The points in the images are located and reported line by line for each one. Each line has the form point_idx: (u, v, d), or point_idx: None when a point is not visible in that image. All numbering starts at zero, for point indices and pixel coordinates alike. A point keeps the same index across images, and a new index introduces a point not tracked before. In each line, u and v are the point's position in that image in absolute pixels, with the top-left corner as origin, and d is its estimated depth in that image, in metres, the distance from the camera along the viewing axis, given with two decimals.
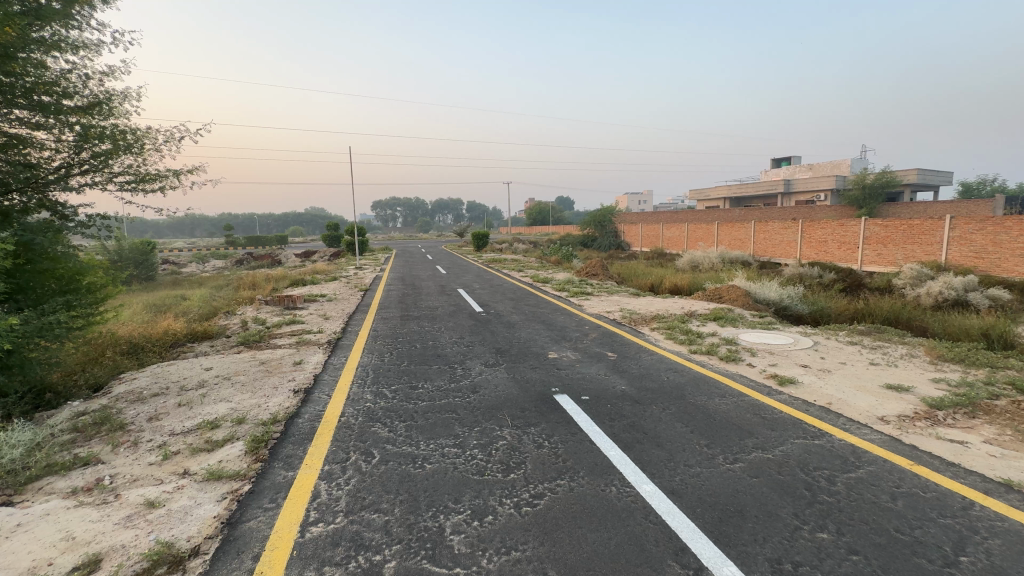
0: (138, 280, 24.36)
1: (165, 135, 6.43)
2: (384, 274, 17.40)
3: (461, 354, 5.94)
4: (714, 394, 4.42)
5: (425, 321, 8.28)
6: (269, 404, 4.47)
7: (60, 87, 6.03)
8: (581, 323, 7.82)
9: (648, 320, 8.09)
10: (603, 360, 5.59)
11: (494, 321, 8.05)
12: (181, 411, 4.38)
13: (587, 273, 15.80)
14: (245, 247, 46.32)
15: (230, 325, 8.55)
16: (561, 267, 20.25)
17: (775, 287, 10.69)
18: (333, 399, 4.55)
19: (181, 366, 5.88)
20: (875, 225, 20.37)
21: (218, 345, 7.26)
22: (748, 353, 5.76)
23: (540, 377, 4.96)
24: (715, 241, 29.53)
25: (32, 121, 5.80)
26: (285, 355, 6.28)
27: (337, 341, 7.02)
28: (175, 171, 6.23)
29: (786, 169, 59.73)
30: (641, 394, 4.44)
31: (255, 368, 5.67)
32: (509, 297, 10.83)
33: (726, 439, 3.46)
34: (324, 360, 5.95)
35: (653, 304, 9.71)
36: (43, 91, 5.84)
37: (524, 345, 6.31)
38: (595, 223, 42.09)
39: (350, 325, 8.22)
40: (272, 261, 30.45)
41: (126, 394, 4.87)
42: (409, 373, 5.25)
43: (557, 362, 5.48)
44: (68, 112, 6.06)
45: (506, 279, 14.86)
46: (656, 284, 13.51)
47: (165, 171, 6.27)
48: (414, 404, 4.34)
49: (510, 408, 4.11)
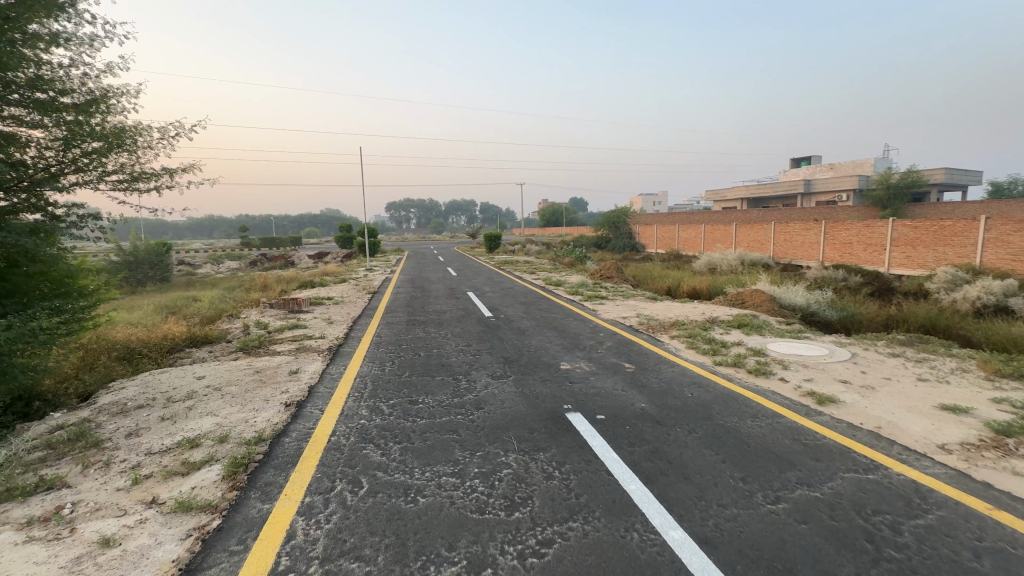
0: (152, 281, 24.44)
1: (160, 133, 6.16)
2: (394, 276, 17.10)
3: (467, 364, 5.55)
4: (745, 415, 3.95)
5: (431, 326, 7.91)
6: (256, 420, 4.12)
7: (53, 83, 5.81)
8: (596, 330, 7.38)
9: (667, 326, 7.60)
10: (621, 373, 5.14)
11: (503, 327, 7.65)
12: (162, 428, 4.06)
13: (601, 275, 15.30)
14: (260, 249, 46.64)
15: (231, 329, 8.29)
16: (574, 269, 19.79)
17: (801, 292, 10.09)
18: (325, 415, 4.18)
19: (173, 374, 5.59)
20: (903, 226, 19.46)
21: (216, 351, 6.98)
22: (779, 366, 5.26)
23: (551, 391, 4.54)
24: (734, 242, 28.72)
25: (22, 119, 5.57)
26: (282, 363, 5.95)
27: (338, 348, 6.68)
28: (169, 170, 5.97)
29: (807, 169, 58.29)
30: (664, 413, 3.99)
31: (249, 377, 5.35)
32: (521, 301, 10.41)
33: (765, 472, 2.99)
34: (322, 369, 5.61)
35: (672, 309, 9.20)
36: (34, 88, 5.61)
37: (536, 354, 5.89)
38: (610, 225, 41.47)
39: (353, 330, 7.89)
40: (285, 262, 30.44)
41: (110, 405, 4.58)
42: (409, 386, 4.87)
43: (570, 375, 5.05)
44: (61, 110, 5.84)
45: (518, 281, 14.44)
46: (673, 287, 12.97)
47: (159, 170, 6.01)
48: (412, 421, 3.96)
49: (517, 429, 3.70)
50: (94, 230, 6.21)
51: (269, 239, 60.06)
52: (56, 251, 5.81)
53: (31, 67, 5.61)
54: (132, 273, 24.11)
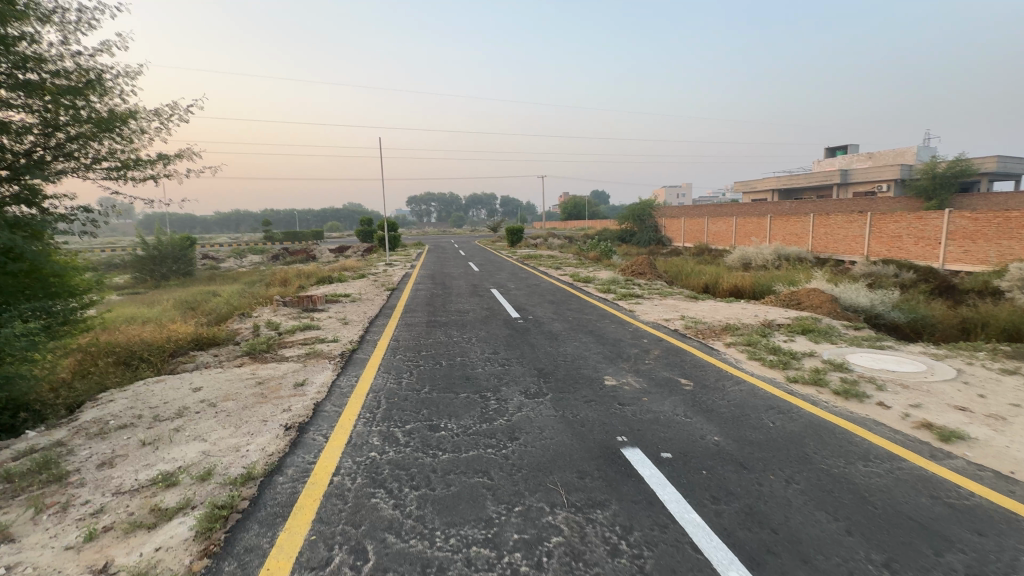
0: (175, 276, 24.35)
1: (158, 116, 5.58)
2: (415, 271, 16.48)
3: (495, 377, 4.81)
4: (853, 456, 3.10)
5: (453, 329, 7.19)
6: (248, 450, 3.45)
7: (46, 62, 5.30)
8: (638, 335, 6.55)
9: (720, 332, 6.70)
10: (679, 392, 4.32)
11: (533, 331, 6.88)
12: (141, 458, 3.44)
13: (632, 271, 14.35)
14: (282, 243, 46.79)
15: (241, 330, 7.75)
16: (601, 264, 18.89)
17: (862, 292, 9.04)
18: (329, 444, 3.50)
19: (169, 384, 5.01)
20: (962, 217, 17.85)
21: (221, 356, 6.41)
22: (872, 387, 4.34)
23: (598, 416, 3.77)
24: (769, 236, 27.31)
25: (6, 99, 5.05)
26: (287, 373, 5.31)
27: (351, 355, 6.03)
28: (164, 157, 5.41)
29: (843, 158, 55.57)
30: (746, 452, 3.17)
31: (249, 391, 4.72)
32: (549, 300, 9.60)
33: (915, 555, 2.17)
34: (331, 380, 4.95)
35: (719, 311, 8.26)
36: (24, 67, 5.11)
37: (574, 366, 5.11)
38: (634, 218, 40.23)
39: (369, 333, 7.23)
40: (306, 257, 30.21)
41: (89, 424, 4.00)
42: (430, 405, 4.15)
43: (618, 394, 4.26)
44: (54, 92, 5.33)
45: (544, 277, 13.64)
46: (713, 284, 11.97)
47: (153, 158, 5.45)
48: (433, 456, 3.24)
49: (563, 472, 2.94)
50: (82, 224, 5.65)
51: (293, 232, 60.72)
52: (45, 248, 5.25)
53: (21, 44, 5.10)
54: (157, 267, 24.28)
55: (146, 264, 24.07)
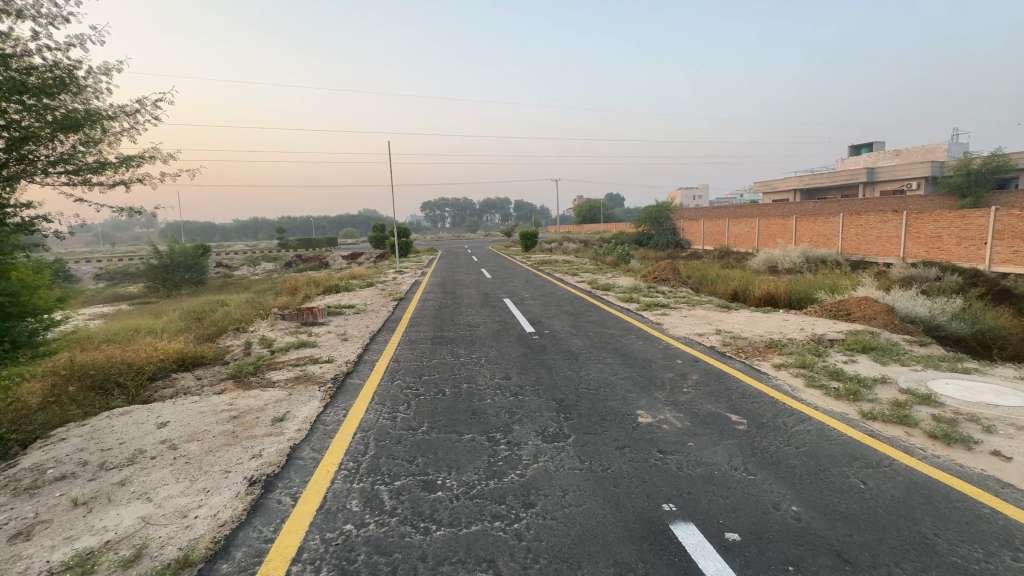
0: (187, 285, 24.19)
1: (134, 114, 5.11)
2: (425, 279, 15.88)
3: (506, 411, 4.06)
4: (994, 544, 2.26)
5: (461, 346, 6.46)
6: (195, 518, 2.76)
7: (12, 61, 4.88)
8: (671, 354, 5.73)
9: (765, 350, 5.84)
10: (731, 434, 3.50)
11: (550, 349, 6.12)
12: (65, 527, 2.76)
13: (654, 277, 13.45)
14: (296, 250, 46.90)
15: (233, 347, 7.16)
16: (620, 269, 18.03)
17: (919, 300, 8.04)
18: (297, 510, 2.78)
19: (133, 417, 4.37)
20: (1010, 215, 16.55)
21: (205, 379, 5.79)
22: (978, 428, 3.47)
23: (635, 471, 2.99)
24: (795, 237, 26.14)
25: None
26: (269, 403, 4.63)
27: (345, 379, 5.34)
28: (142, 157, 4.92)
29: (868, 156, 53.63)
30: (842, 534, 2.35)
31: (220, 428, 4.04)
32: (566, 311, 8.81)
33: None
34: (316, 414, 4.25)
35: (759, 324, 7.37)
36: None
37: (600, 397, 4.32)
38: (652, 220, 39.17)
39: (368, 351, 6.55)
40: (319, 264, 29.97)
41: (24, 476, 3.35)
42: (426, 452, 3.41)
43: (657, 438, 3.46)
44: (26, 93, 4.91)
45: (561, 285, 12.86)
46: (743, 292, 11.06)
47: (130, 159, 4.96)
48: (424, 532, 2.50)
49: (598, 567, 2.16)
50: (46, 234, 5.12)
51: (308, 239, 60.81)
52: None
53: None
54: (170, 276, 24.06)
55: (159, 273, 23.87)
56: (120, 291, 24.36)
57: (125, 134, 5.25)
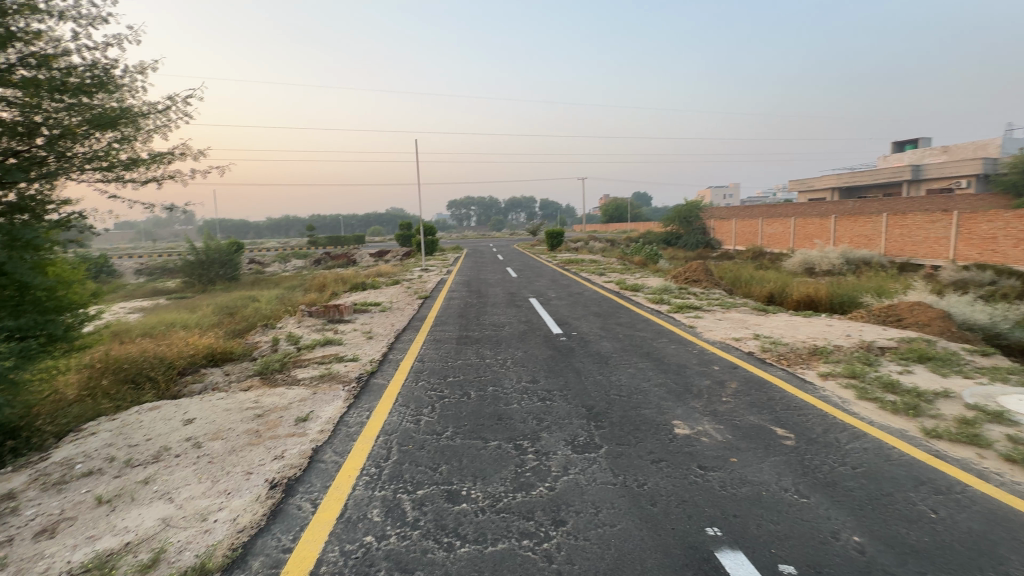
0: (221, 280, 24.91)
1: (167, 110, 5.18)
2: (451, 277, 15.86)
3: (534, 417, 3.89)
4: None
5: (487, 347, 6.32)
6: (214, 522, 2.69)
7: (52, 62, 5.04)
8: (706, 360, 5.44)
9: (809, 358, 5.48)
10: (777, 450, 3.23)
11: (578, 352, 5.91)
12: (87, 526, 2.73)
13: (685, 278, 13.01)
14: (325, 247, 47.86)
15: (261, 344, 7.22)
16: (648, 269, 17.61)
17: (977, 306, 7.46)
18: (316, 518, 2.68)
19: (161, 413, 4.39)
20: None
21: (233, 375, 5.82)
22: None
23: (673, 489, 2.77)
24: (833, 238, 25.10)
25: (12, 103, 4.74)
26: (293, 402, 4.58)
27: (369, 379, 5.27)
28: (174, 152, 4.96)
29: (913, 153, 51.00)
30: (914, 572, 2.08)
31: (244, 426, 4.00)
32: (594, 312, 8.56)
33: None
34: (340, 415, 4.17)
35: (800, 329, 6.96)
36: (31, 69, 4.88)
37: (633, 404, 4.10)
38: (681, 220, 38.25)
39: (393, 350, 6.48)
40: (348, 261, 30.50)
41: (54, 470, 3.37)
42: (450, 459, 3.26)
43: (696, 452, 3.22)
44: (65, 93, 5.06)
45: (588, 285, 12.60)
46: (781, 295, 10.58)
47: (162, 154, 5.01)
48: (448, 548, 2.35)
49: None
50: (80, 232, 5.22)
51: (337, 237, 62.05)
52: (36, 260, 4.64)
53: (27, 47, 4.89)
54: (205, 272, 24.80)
55: (195, 269, 24.63)
56: (160, 286, 25.28)
57: (159, 130, 5.32)
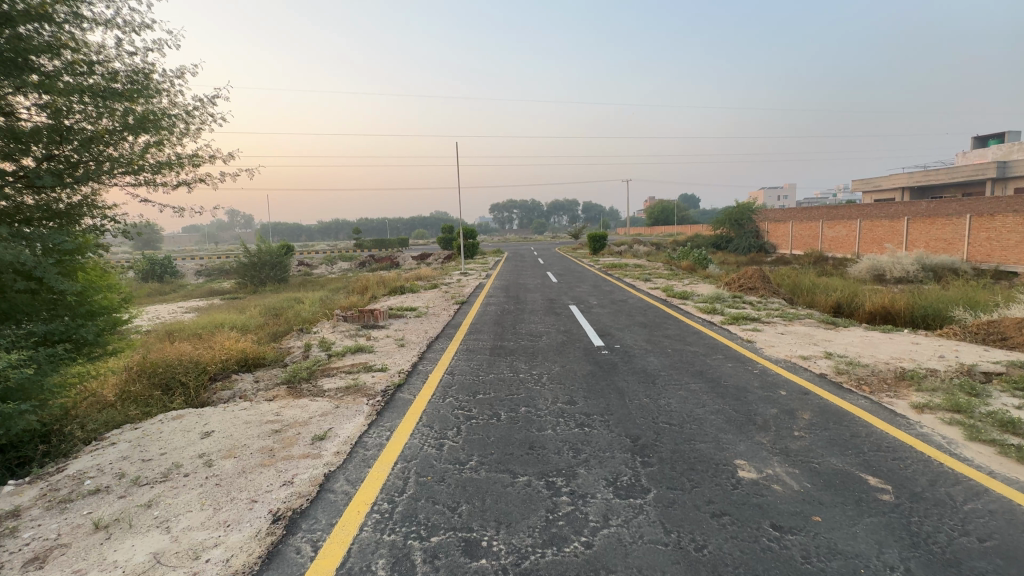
0: (271, 282, 25.91)
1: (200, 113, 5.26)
2: (490, 282, 15.56)
3: (570, 447, 3.41)
4: None
5: (521, 359, 5.87)
6: (205, 563, 2.39)
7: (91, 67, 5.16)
8: (771, 384, 4.75)
9: (896, 385, 4.68)
10: (874, 510, 2.60)
11: (621, 368, 5.36)
12: (77, 557, 2.51)
13: (740, 285, 12.07)
14: (370, 250, 49.17)
15: (293, 349, 7.12)
16: (698, 275, 16.60)
17: None
18: (315, 566, 2.33)
19: (182, 424, 4.24)
20: None
21: (262, 383, 5.70)
22: None
23: (742, 558, 2.22)
24: (906, 241, 23.01)
25: (53, 105, 4.77)
26: (313, 416, 4.31)
27: (396, 392, 4.95)
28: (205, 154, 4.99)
29: (998, 148, 46.28)
30: None
31: (259, 443, 3.75)
32: (639, 322, 7.94)
33: None
34: (359, 434, 3.86)
35: (880, 347, 6.08)
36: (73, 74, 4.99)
37: (685, 436, 3.54)
38: (731, 222, 36.38)
39: (423, 360, 6.15)
40: (391, 264, 31.00)
41: (63, 486, 3.22)
42: (472, 497, 2.84)
43: (768, 506, 2.64)
44: (106, 96, 5.12)
45: (633, 291, 11.92)
46: (851, 306, 9.56)
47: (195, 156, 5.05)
48: None
49: None
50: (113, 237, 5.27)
51: (382, 240, 63.61)
52: (69, 265, 4.66)
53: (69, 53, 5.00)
54: (257, 274, 25.84)
55: (248, 270, 25.68)
56: (216, 286, 26.58)
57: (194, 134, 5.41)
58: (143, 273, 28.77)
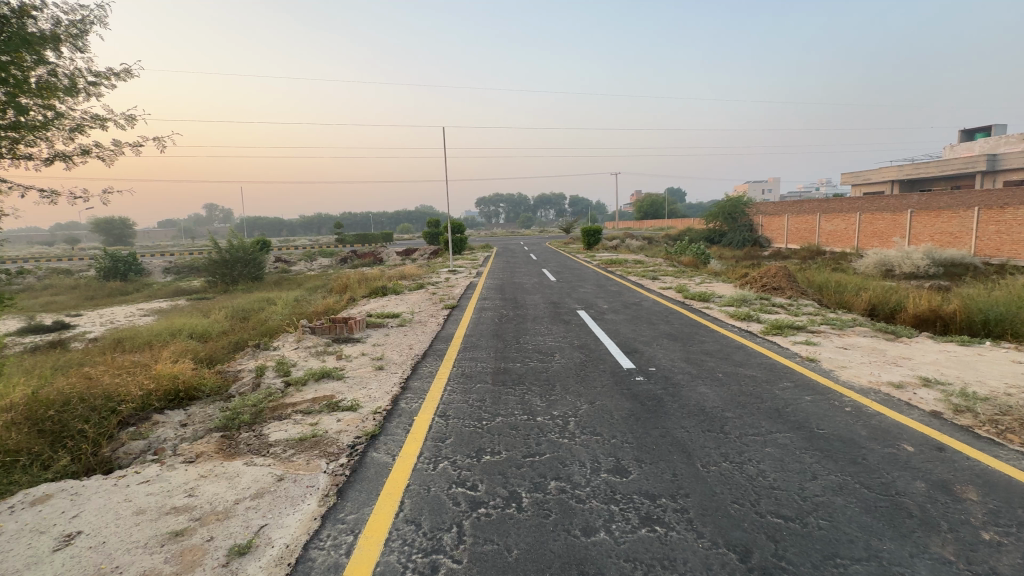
0: (244, 281, 24.07)
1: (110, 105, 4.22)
2: (482, 281, 14.14)
3: None
4: None
5: (534, 391, 4.51)
6: None
7: None
8: (885, 433, 3.46)
9: None
10: None
11: (670, 406, 4.04)
12: None
13: (761, 284, 10.89)
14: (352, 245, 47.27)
15: (242, 374, 5.66)
16: (704, 272, 15.43)
17: None
18: None
19: (36, 520, 2.77)
20: None
21: (190, 428, 4.25)
22: None
23: None
24: (909, 236, 22.28)
25: None
26: (242, 500, 2.89)
27: (365, 449, 3.53)
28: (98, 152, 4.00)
29: (986, 142, 46.23)
30: None
31: (139, 567, 2.32)
32: (666, 334, 6.64)
33: None
34: (303, 542, 2.45)
35: (979, 368, 4.86)
36: None
37: (821, 549, 2.23)
38: (724, 216, 35.43)
39: (407, 392, 4.74)
40: (375, 261, 29.35)
41: None
42: None
43: None
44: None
45: (645, 292, 10.63)
46: (893, 310, 8.47)
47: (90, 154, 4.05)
48: None
49: None
50: None
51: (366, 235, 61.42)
52: None
53: None
54: (228, 271, 23.93)
55: (218, 268, 23.71)
56: (183, 285, 24.57)
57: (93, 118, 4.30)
58: (104, 271, 26.53)
